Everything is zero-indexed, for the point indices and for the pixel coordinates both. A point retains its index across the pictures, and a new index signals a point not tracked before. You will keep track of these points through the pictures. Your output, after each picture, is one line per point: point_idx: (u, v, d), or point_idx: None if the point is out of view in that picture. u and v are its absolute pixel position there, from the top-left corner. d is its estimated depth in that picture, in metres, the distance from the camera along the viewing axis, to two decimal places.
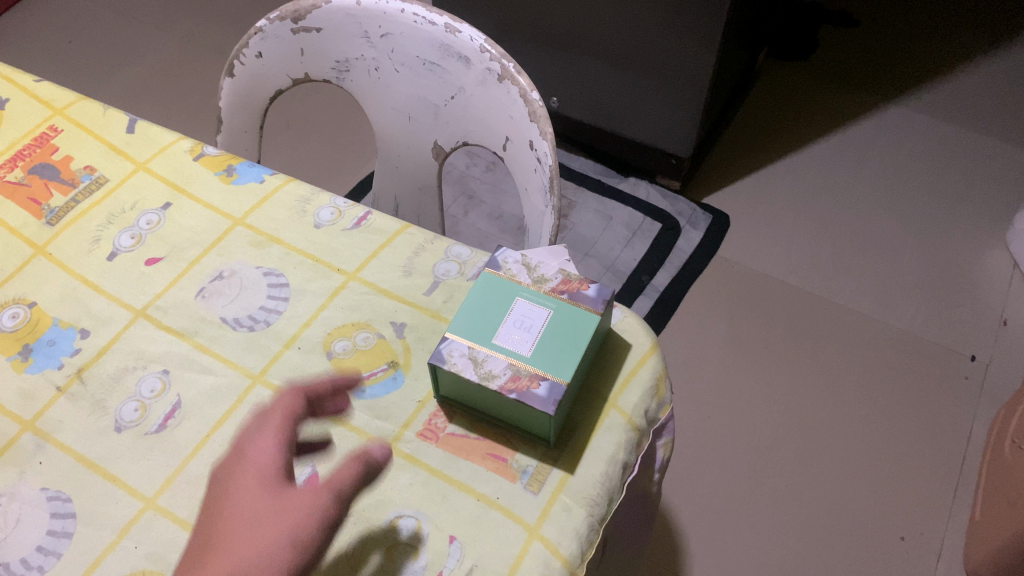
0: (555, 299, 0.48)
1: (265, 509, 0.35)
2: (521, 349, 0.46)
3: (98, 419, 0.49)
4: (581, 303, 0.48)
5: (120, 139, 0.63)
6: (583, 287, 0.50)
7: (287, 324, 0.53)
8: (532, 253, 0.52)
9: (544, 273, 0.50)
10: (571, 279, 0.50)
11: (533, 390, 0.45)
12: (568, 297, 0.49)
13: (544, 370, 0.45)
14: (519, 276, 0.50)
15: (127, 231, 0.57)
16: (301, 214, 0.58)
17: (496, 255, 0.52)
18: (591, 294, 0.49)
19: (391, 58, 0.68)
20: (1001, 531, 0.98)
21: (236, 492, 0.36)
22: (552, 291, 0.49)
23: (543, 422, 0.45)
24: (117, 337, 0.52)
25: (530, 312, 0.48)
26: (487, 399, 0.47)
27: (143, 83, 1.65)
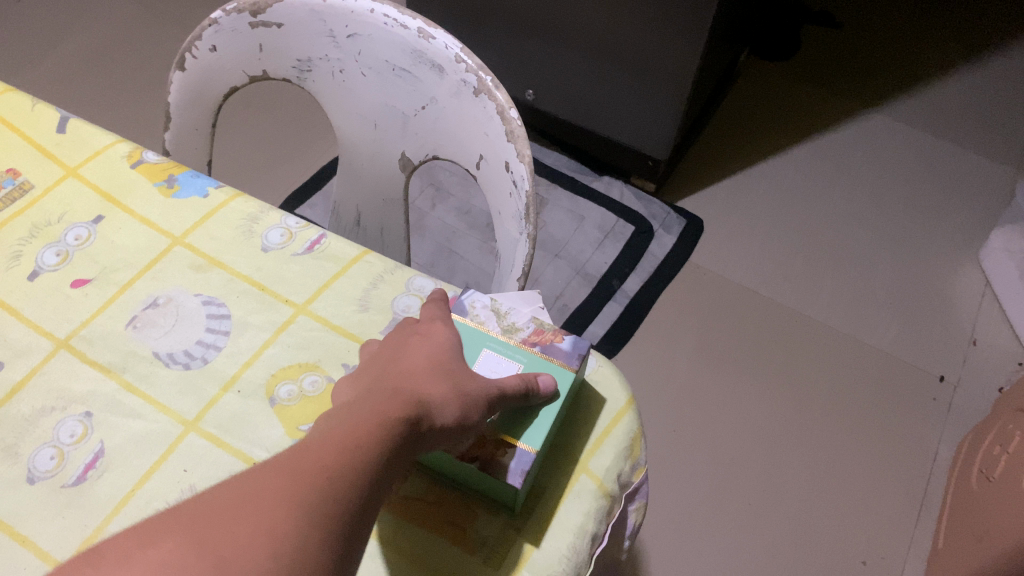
0: (527, 352, 0.45)
1: (448, 363, 0.40)
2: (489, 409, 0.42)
3: (8, 468, 0.43)
4: (555, 357, 0.45)
5: (49, 139, 0.57)
6: (557, 339, 0.46)
7: (227, 363, 0.48)
8: (502, 296, 0.48)
9: (515, 322, 0.47)
10: (544, 329, 0.46)
11: (501, 460, 0.41)
12: (540, 350, 0.45)
13: (511, 435, 0.42)
14: (487, 324, 0.46)
15: (53, 247, 0.52)
16: (248, 235, 0.53)
17: (463, 297, 0.47)
18: (566, 348, 0.46)
19: (358, 61, 0.63)
20: (964, 563, 0.96)
21: (416, 349, 0.41)
22: (523, 343, 0.45)
23: (507, 492, 0.41)
24: (36, 370, 0.47)
25: (498, 366, 0.44)
26: (448, 466, 0.43)
27: (96, 52, 1.56)
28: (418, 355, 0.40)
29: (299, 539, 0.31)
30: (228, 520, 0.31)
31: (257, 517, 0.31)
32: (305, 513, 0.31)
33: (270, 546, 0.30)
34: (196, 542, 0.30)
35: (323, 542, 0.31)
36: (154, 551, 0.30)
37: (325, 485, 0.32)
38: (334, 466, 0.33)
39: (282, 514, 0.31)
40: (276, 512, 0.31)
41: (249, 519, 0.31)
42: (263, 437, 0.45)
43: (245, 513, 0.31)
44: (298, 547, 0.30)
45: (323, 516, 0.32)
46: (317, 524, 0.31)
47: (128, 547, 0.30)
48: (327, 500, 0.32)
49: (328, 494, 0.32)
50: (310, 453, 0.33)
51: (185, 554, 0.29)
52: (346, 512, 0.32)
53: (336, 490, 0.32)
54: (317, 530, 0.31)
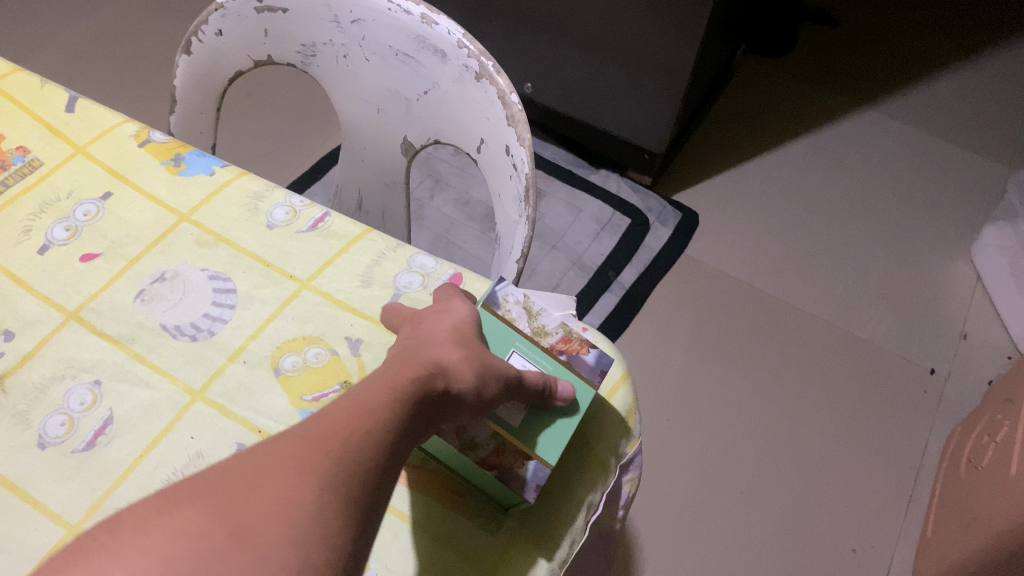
0: (553, 360, 0.46)
1: (463, 338, 0.41)
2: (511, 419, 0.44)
3: (20, 433, 0.45)
4: (579, 369, 0.47)
5: (58, 118, 0.58)
6: (582, 349, 0.48)
7: (233, 335, 0.49)
8: (535, 294, 0.50)
9: (545, 324, 0.48)
10: (572, 338, 0.48)
11: (518, 471, 0.43)
12: (565, 357, 0.47)
13: (528, 446, 0.43)
14: (518, 321, 0.48)
15: (62, 222, 0.53)
16: (253, 212, 0.54)
17: (497, 289, 0.48)
18: (590, 361, 0.47)
19: (362, 46, 0.64)
20: (952, 551, 0.98)
21: (429, 324, 0.42)
22: (550, 349, 0.47)
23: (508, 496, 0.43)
24: (46, 340, 0.48)
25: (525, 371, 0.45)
26: (456, 461, 0.44)
27: (97, 40, 1.56)
28: (431, 330, 0.41)
29: (318, 501, 0.30)
30: (244, 490, 0.30)
31: (273, 485, 0.30)
32: (323, 477, 0.31)
33: (290, 507, 0.30)
34: (214, 511, 0.29)
35: (342, 506, 0.31)
36: (171, 520, 0.29)
37: (340, 449, 0.32)
38: (349, 431, 0.33)
39: (299, 481, 0.30)
40: (294, 478, 0.31)
41: (267, 486, 0.30)
42: (268, 406, 0.46)
43: (262, 482, 0.30)
44: (318, 509, 0.30)
45: (342, 481, 0.31)
46: (335, 489, 0.31)
47: (144, 517, 0.29)
48: (344, 467, 0.32)
49: (346, 462, 0.32)
50: (325, 422, 0.33)
51: (203, 521, 0.29)
52: (364, 476, 0.32)
53: (354, 455, 0.32)
54: (336, 494, 0.31)
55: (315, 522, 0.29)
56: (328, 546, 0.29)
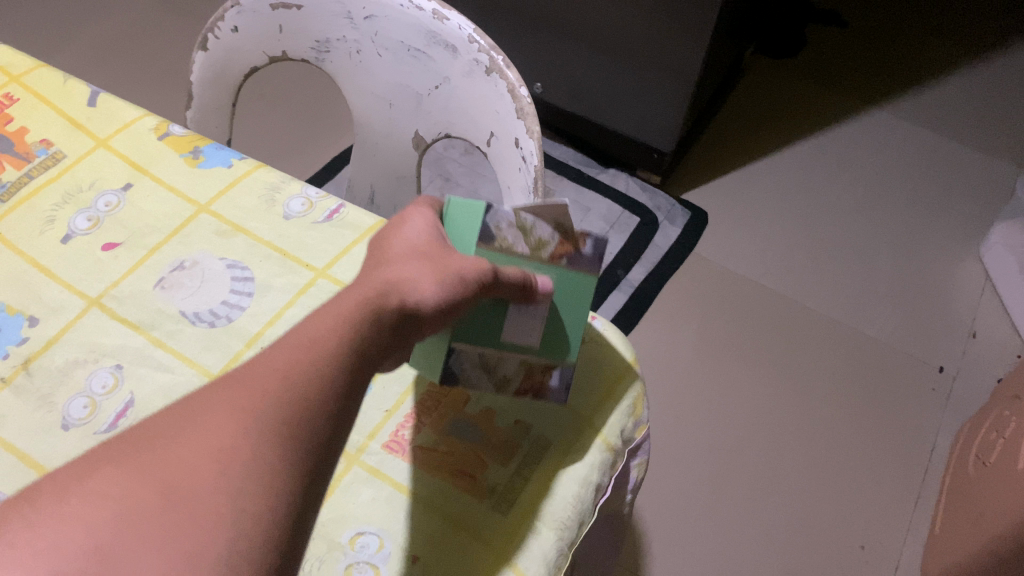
0: (554, 269, 0.45)
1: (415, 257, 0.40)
2: (528, 338, 0.46)
3: (44, 415, 0.46)
4: (580, 267, 0.45)
5: (80, 112, 0.59)
6: (581, 244, 0.45)
7: (250, 322, 0.50)
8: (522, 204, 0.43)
9: (542, 235, 0.45)
10: (568, 238, 0.45)
11: (548, 385, 0.47)
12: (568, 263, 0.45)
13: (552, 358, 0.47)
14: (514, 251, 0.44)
15: (84, 212, 0.54)
16: (270, 203, 0.56)
17: None
18: (590, 253, 0.45)
19: (374, 42, 0.65)
20: (960, 546, 0.98)
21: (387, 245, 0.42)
22: (551, 260, 0.45)
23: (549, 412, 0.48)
24: (69, 326, 0.49)
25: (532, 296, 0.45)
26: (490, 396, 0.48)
27: (111, 41, 1.58)
28: (389, 251, 0.41)
29: (253, 446, 0.31)
30: (171, 445, 0.30)
31: (208, 436, 0.31)
32: (253, 423, 0.31)
33: (226, 457, 0.30)
34: (142, 468, 0.29)
35: (281, 446, 0.31)
36: (89, 484, 0.29)
37: (283, 392, 0.32)
38: (290, 375, 0.33)
39: (231, 430, 0.31)
40: (225, 427, 0.31)
41: (194, 440, 0.30)
42: None
43: (191, 434, 0.31)
44: (251, 453, 0.30)
45: (282, 423, 0.32)
46: (268, 433, 0.31)
47: (69, 478, 0.29)
48: (277, 412, 0.32)
49: (280, 405, 0.32)
50: (257, 371, 0.33)
51: (134, 477, 0.29)
52: (304, 410, 0.32)
53: (286, 395, 0.32)
54: (269, 436, 0.31)
55: (253, 469, 0.30)
56: (266, 490, 0.30)
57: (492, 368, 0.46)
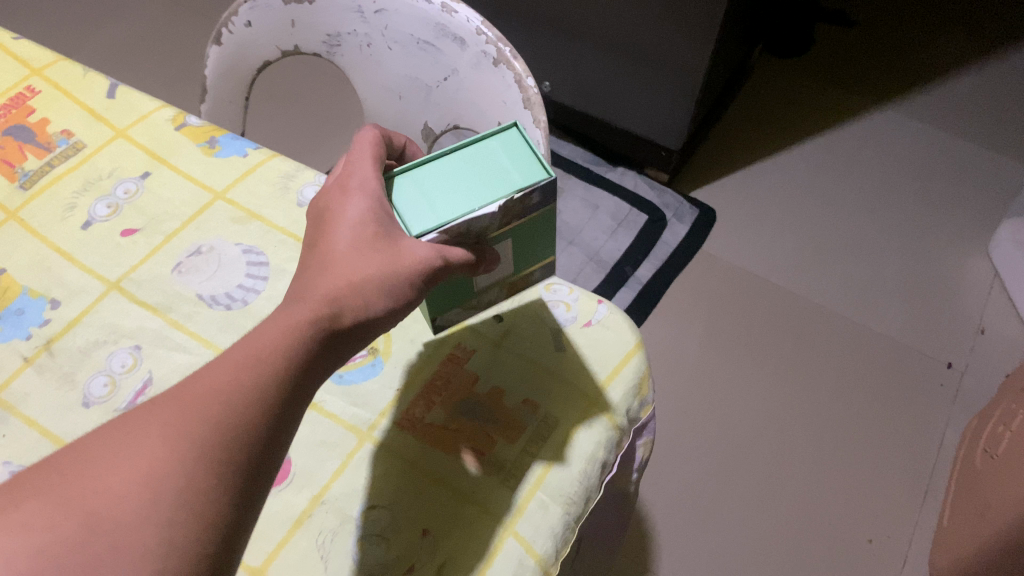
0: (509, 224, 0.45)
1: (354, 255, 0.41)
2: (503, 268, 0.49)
3: (66, 393, 0.47)
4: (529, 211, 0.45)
5: (100, 103, 0.61)
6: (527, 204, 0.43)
7: (266, 304, 0.51)
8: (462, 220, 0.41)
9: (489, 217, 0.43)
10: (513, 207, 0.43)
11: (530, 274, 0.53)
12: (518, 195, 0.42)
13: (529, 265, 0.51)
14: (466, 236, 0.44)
15: (104, 200, 0.56)
16: (284, 191, 0.57)
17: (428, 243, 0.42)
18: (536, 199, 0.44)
19: (384, 35, 0.67)
20: (967, 539, 0.99)
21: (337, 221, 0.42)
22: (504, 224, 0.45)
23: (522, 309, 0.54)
24: (89, 308, 0.51)
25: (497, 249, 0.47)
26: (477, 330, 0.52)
27: (125, 42, 1.60)
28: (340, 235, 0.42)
29: (185, 468, 0.33)
30: (103, 469, 0.33)
31: (145, 452, 0.33)
32: (187, 444, 0.33)
33: (162, 472, 0.33)
34: (73, 495, 0.32)
35: (212, 463, 0.33)
36: (25, 511, 0.31)
37: (219, 409, 0.34)
38: (231, 388, 0.35)
39: (163, 452, 0.33)
40: (159, 449, 0.33)
41: (130, 460, 0.33)
42: None
43: (125, 456, 0.33)
44: (183, 473, 0.33)
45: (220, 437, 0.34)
46: (198, 451, 0.33)
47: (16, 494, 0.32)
48: (209, 429, 0.34)
49: (208, 423, 0.34)
50: (192, 389, 0.35)
51: (72, 495, 0.32)
52: (237, 430, 0.34)
53: (219, 418, 0.34)
54: (202, 453, 0.33)
55: (186, 486, 0.32)
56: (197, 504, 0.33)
57: (475, 304, 0.51)
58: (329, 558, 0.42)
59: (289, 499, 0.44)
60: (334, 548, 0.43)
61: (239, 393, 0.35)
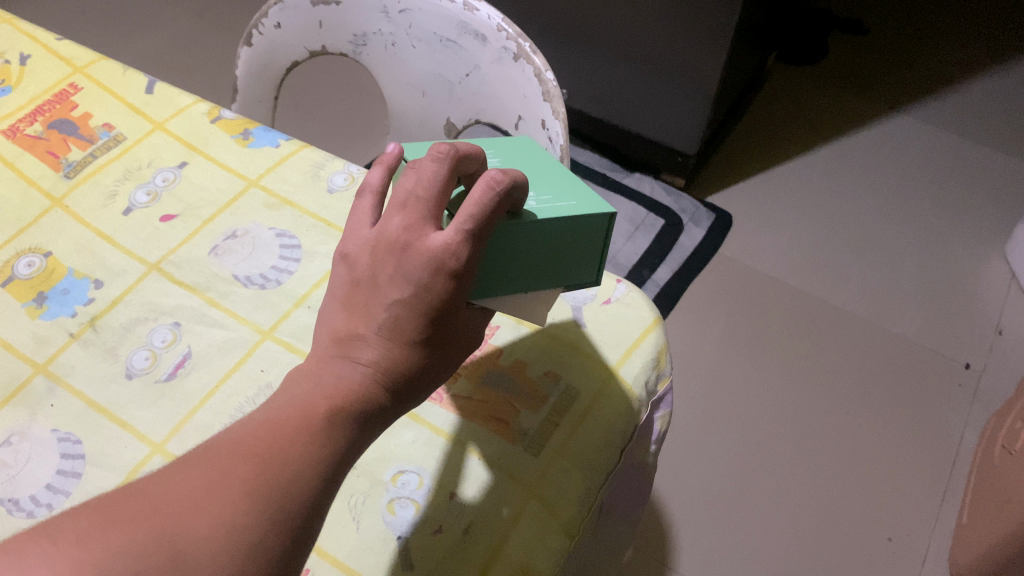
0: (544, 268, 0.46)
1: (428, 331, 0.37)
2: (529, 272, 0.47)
3: (110, 365, 0.50)
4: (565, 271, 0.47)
5: (139, 99, 0.64)
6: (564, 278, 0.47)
7: (298, 284, 0.54)
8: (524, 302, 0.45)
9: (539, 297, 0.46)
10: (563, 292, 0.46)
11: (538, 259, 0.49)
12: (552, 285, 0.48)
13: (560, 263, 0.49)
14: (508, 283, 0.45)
15: (144, 188, 0.59)
16: (315, 178, 0.60)
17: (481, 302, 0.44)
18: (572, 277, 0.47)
19: (409, 34, 0.69)
20: (987, 534, 0.98)
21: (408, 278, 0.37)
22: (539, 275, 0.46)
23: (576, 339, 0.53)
24: (131, 288, 0.53)
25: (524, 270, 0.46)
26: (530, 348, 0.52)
27: (149, 54, 1.63)
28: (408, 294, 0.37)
29: (259, 528, 0.31)
30: (185, 512, 0.30)
31: (219, 506, 0.31)
32: (267, 511, 0.31)
33: (236, 532, 0.30)
34: (155, 536, 0.30)
35: (288, 536, 0.31)
36: (107, 540, 0.29)
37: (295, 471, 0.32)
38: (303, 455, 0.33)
39: (244, 507, 0.31)
40: (237, 507, 0.31)
41: (210, 512, 0.30)
42: None
43: (204, 504, 0.31)
44: (259, 547, 0.31)
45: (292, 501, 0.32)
46: (278, 515, 0.31)
47: (82, 529, 0.30)
48: (289, 496, 0.32)
49: (291, 485, 0.32)
50: (264, 446, 0.33)
51: (144, 541, 0.29)
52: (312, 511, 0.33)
53: (295, 491, 0.32)
54: (279, 526, 0.31)
55: (259, 550, 0.30)
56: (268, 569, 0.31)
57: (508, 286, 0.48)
58: (361, 518, 0.44)
59: None
60: (366, 509, 0.45)
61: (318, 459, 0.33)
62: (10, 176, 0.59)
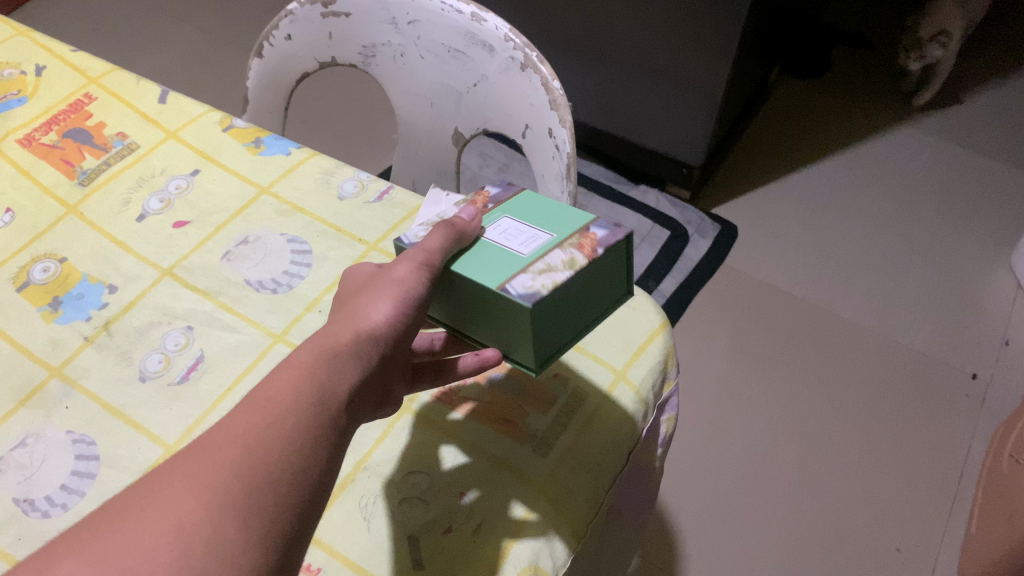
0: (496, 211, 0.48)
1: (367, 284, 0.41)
2: (542, 236, 0.44)
3: (124, 368, 0.50)
4: (505, 196, 0.49)
5: (152, 109, 0.65)
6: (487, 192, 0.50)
7: (309, 289, 0.54)
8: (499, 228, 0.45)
9: (553, 260, 0.42)
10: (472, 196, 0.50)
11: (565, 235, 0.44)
12: (495, 204, 0.48)
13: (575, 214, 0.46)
14: (505, 243, 0.44)
15: (156, 195, 0.59)
16: (326, 185, 0.61)
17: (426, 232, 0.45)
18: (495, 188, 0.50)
19: (417, 45, 0.70)
20: (995, 545, 0.98)
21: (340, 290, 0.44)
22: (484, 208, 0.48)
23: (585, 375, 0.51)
24: (145, 292, 0.54)
25: (508, 228, 0.46)
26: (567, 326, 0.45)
27: (158, 70, 1.64)
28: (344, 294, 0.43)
29: (210, 522, 0.29)
30: (128, 525, 0.29)
31: (163, 511, 0.29)
32: (213, 502, 0.30)
33: (180, 529, 0.29)
34: (95, 557, 0.28)
35: (252, 526, 0.30)
36: None
37: (243, 458, 0.31)
38: (248, 442, 0.32)
39: (191, 503, 0.30)
40: (183, 509, 0.29)
41: (155, 521, 0.29)
42: None
43: (148, 513, 0.29)
44: (216, 534, 0.29)
45: (240, 485, 0.31)
46: (232, 500, 0.30)
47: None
48: (244, 485, 0.31)
49: (242, 476, 0.31)
50: (208, 445, 0.32)
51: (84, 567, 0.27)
52: (270, 486, 0.31)
53: (248, 480, 0.31)
54: (235, 512, 0.30)
55: (213, 539, 0.29)
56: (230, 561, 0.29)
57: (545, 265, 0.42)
58: (372, 519, 0.45)
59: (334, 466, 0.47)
60: (376, 509, 0.45)
61: (272, 445, 0.32)
62: (26, 183, 0.60)
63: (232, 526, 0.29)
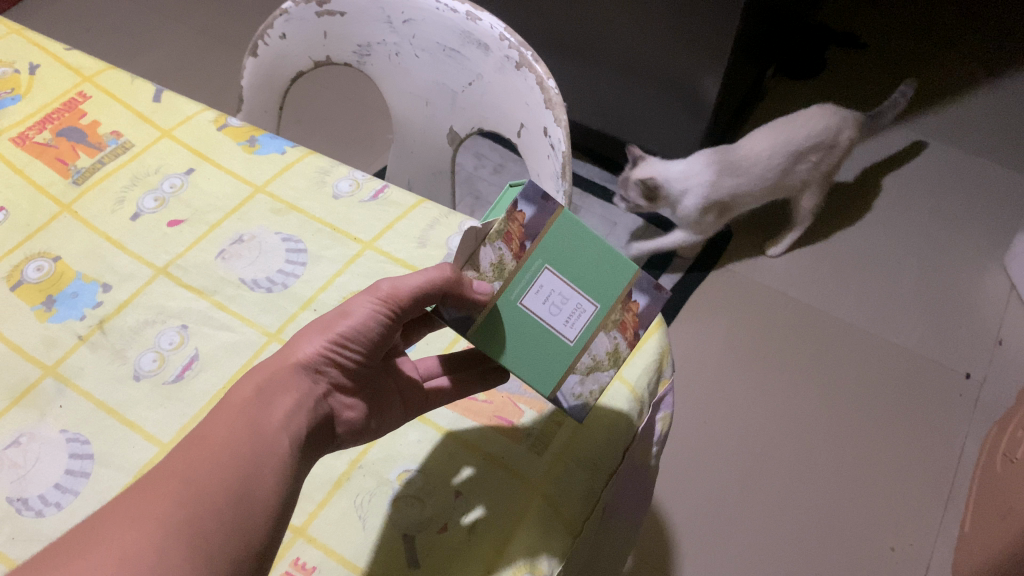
0: (536, 259, 0.44)
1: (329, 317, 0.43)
2: (588, 307, 0.45)
3: (118, 366, 0.50)
4: (546, 223, 0.44)
5: (146, 107, 0.65)
6: (520, 218, 0.44)
7: (304, 287, 0.55)
8: (544, 287, 0.45)
9: (599, 353, 0.47)
10: (506, 231, 0.44)
11: (630, 312, 0.47)
12: (534, 242, 0.44)
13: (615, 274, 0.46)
14: (555, 321, 0.45)
15: (152, 194, 0.59)
16: (321, 184, 0.61)
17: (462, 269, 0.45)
18: (530, 215, 0.44)
19: (412, 43, 0.70)
20: (988, 544, 0.98)
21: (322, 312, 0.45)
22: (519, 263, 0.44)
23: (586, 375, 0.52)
24: (139, 291, 0.54)
25: (548, 286, 0.45)
26: None
27: (150, 71, 1.64)
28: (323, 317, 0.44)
29: (156, 550, 0.31)
30: (75, 559, 0.30)
31: (110, 540, 0.31)
32: (156, 530, 0.32)
33: (126, 556, 0.30)
34: None
35: (195, 554, 0.32)
36: None
37: (188, 490, 0.33)
38: (195, 473, 0.34)
39: (134, 534, 0.31)
40: (129, 538, 0.31)
41: (106, 547, 0.31)
42: None
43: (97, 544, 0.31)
44: (163, 560, 0.31)
45: (183, 515, 0.32)
46: (176, 530, 0.32)
47: None
48: (188, 516, 0.32)
49: (184, 505, 0.33)
50: (154, 480, 0.34)
51: None
52: (210, 517, 0.33)
53: (196, 514, 0.33)
54: (179, 539, 0.32)
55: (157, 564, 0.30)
56: None
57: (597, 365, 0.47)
58: (367, 518, 0.45)
59: (330, 465, 0.47)
60: (372, 507, 0.45)
61: (212, 475, 0.34)
62: (20, 181, 0.60)
63: (174, 552, 0.31)
